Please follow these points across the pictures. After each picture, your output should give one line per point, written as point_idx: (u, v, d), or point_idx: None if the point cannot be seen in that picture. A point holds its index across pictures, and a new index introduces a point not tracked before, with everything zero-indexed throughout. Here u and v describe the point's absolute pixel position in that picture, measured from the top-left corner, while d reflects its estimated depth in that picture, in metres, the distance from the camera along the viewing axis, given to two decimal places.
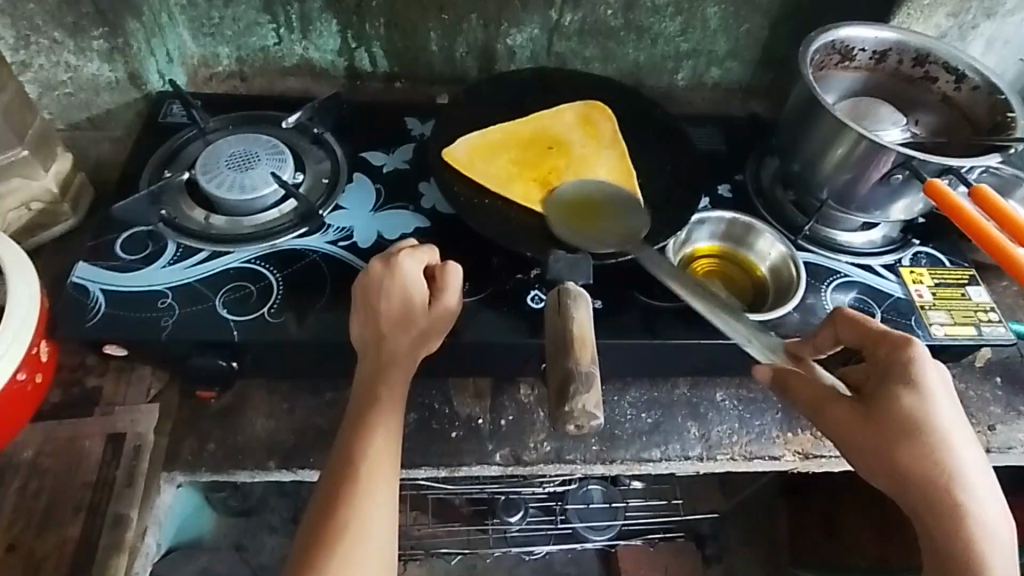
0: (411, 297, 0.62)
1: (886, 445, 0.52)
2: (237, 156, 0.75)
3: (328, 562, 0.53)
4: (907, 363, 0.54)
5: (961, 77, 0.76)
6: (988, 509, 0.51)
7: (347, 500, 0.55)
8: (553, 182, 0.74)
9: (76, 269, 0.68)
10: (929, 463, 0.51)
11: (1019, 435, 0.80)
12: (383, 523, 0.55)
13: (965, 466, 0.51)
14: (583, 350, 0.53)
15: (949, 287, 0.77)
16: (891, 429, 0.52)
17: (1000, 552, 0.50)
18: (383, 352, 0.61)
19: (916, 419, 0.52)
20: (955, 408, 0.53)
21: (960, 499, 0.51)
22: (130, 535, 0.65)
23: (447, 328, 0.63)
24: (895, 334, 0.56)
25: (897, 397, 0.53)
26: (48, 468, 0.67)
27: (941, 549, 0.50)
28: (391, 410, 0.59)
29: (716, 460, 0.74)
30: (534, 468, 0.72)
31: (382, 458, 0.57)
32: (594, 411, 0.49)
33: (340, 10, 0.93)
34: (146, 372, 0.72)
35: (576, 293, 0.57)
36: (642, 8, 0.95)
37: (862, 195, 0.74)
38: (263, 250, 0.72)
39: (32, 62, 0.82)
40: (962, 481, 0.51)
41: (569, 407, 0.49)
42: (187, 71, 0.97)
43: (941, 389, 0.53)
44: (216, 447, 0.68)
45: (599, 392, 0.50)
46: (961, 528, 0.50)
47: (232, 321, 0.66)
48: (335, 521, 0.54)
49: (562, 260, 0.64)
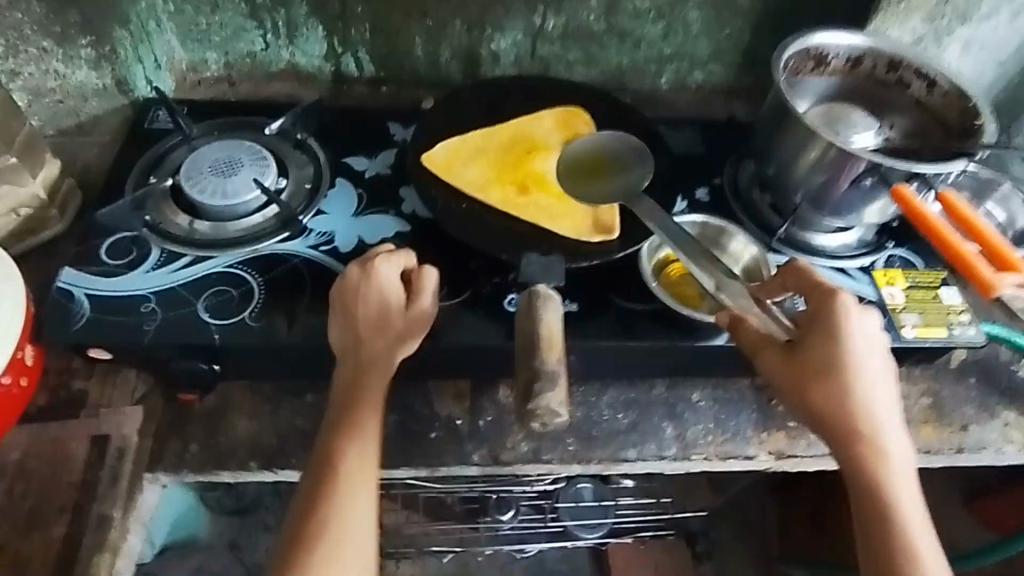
0: (388, 301, 0.64)
1: (810, 387, 0.57)
2: (220, 162, 0.76)
3: (310, 561, 0.54)
4: (836, 312, 0.58)
5: (933, 83, 0.78)
6: (901, 451, 0.57)
7: (328, 499, 0.57)
8: (529, 186, 0.75)
9: (62, 274, 0.70)
10: (843, 397, 0.57)
11: (991, 434, 0.81)
12: (363, 522, 0.57)
13: (877, 400, 0.57)
14: (550, 351, 0.55)
15: (922, 289, 0.78)
16: (815, 372, 0.57)
17: (912, 488, 0.56)
18: (361, 352, 0.62)
19: (836, 363, 0.57)
20: (878, 358, 0.58)
21: (879, 442, 0.56)
22: (113, 534, 0.66)
23: (424, 330, 0.64)
24: (827, 285, 0.60)
25: (823, 344, 0.58)
26: (34, 470, 0.68)
27: (861, 486, 0.56)
28: (370, 410, 0.60)
29: (691, 459, 0.75)
30: (513, 468, 0.73)
31: (362, 456, 0.59)
32: (558, 409, 0.52)
33: (325, 16, 0.94)
34: (131, 375, 0.73)
35: (546, 293, 0.59)
36: (623, 13, 0.96)
37: (835, 198, 0.75)
38: (245, 255, 0.73)
39: (21, 70, 0.83)
40: (871, 410, 0.57)
41: (534, 405, 0.52)
42: (174, 77, 0.97)
43: (869, 338, 0.58)
44: (199, 449, 0.69)
45: (564, 389, 0.52)
46: (876, 467, 0.56)
47: (214, 326, 0.67)
48: (317, 518, 0.56)
49: (534, 263, 0.68)
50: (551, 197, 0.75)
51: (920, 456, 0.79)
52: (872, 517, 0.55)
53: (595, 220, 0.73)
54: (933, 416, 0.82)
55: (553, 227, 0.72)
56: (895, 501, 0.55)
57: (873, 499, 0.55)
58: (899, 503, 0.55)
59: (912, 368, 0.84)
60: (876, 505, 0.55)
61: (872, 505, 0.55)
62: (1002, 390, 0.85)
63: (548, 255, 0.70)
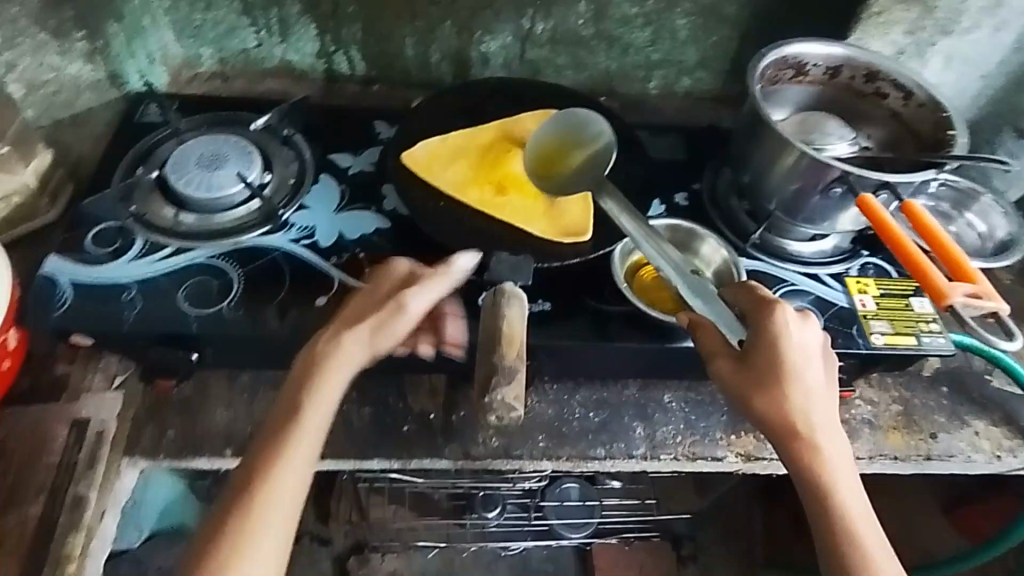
0: (370, 297, 0.67)
1: (759, 392, 0.58)
2: (205, 156, 0.78)
3: (224, 546, 0.55)
4: (776, 323, 0.60)
5: (909, 94, 0.78)
6: (839, 447, 0.59)
7: (254, 496, 0.57)
8: (507, 185, 0.77)
9: (47, 261, 0.71)
10: (787, 404, 0.58)
11: (961, 443, 0.82)
12: (281, 523, 0.57)
13: (817, 407, 0.59)
14: (509, 347, 0.58)
15: (893, 297, 0.79)
16: (763, 377, 0.58)
17: (854, 487, 0.58)
18: (319, 349, 0.63)
19: (782, 367, 0.58)
20: (816, 367, 0.60)
21: (820, 445, 0.58)
22: (88, 515, 0.68)
23: (398, 322, 0.64)
24: (768, 299, 0.62)
25: (768, 349, 0.59)
26: (13, 452, 0.70)
27: (808, 485, 0.58)
28: (314, 411, 0.60)
29: (660, 459, 0.77)
30: (483, 463, 0.75)
31: (299, 456, 0.59)
32: (512, 404, 0.57)
33: (317, 16, 0.96)
34: (112, 361, 0.75)
35: (512, 293, 0.60)
36: (611, 19, 0.97)
37: (808, 205, 0.76)
38: (226, 248, 0.75)
39: (19, 62, 0.81)
40: (812, 417, 0.59)
41: (490, 399, 0.56)
42: (169, 72, 0.99)
43: (808, 344, 0.60)
44: (176, 435, 0.72)
45: (518, 385, 0.56)
46: (820, 466, 0.58)
47: (192, 316, 0.69)
48: (238, 514, 0.56)
49: (505, 262, 0.67)
50: (527, 196, 0.77)
51: (887, 462, 0.80)
52: (822, 514, 0.57)
53: (568, 224, 0.75)
54: (903, 424, 0.82)
55: (528, 228, 0.74)
56: (840, 495, 0.57)
57: (819, 499, 0.57)
58: (845, 503, 0.57)
59: (883, 375, 0.86)
60: (823, 501, 0.57)
61: (819, 501, 0.58)
62: (974, 399, 0.85)
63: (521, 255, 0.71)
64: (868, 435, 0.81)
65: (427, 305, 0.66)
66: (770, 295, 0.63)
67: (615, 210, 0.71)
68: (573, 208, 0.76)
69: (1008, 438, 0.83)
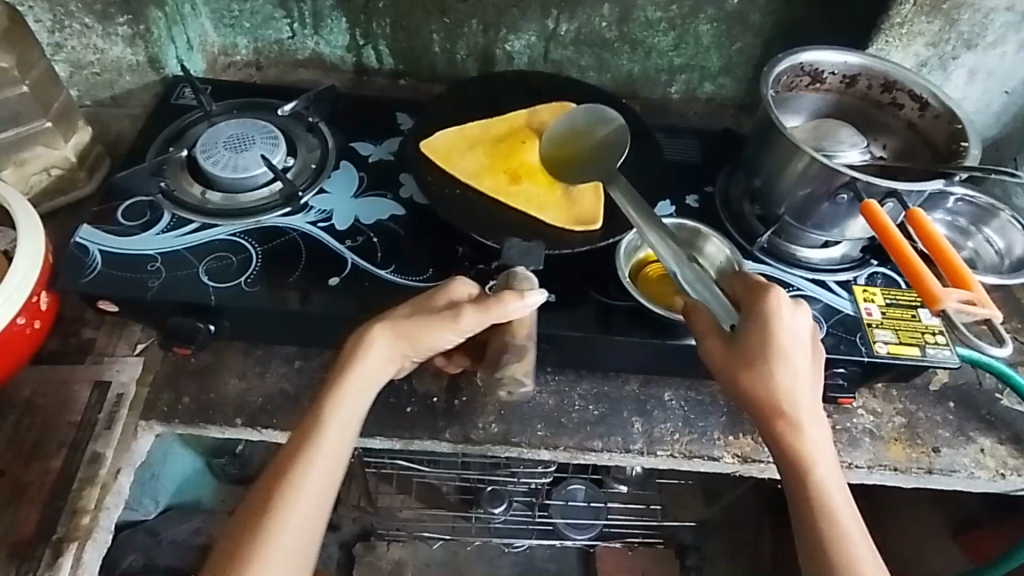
0: (427, 301, 0.65)
1: (745, 371, 0.60)
2: (233, 138, 0.82)
3: (263, 505, 0.58)
4: (767, 306, 0.61)
5: (925, 105, 0.79)
6: (821, 428, 0.61)
7: (295, 460, 0.59)
8: (522, 174, 0.79)
9: (81, 230, 0.75)
10: (773, 383, 0.59)
11: (964, 458, 0.81)
12: (311, 514, 0.59)
13: (802, 389, 0.60)
14: (518, 330, 0.67)
15: (900, 308, 0.79)
16: (751, 357, 0.60)
17: (832, 467, 0.60)
18: (352, 345, 0.64)
19: (770, 349, 0.59)
20: (805, 351, 0.61)
21: (801, 425, 0.60)
22: (104, 471, 0.72)
23: (440, 324, 0.63)
24: (765, 283, 0.63)
25: (754, 329, 0.60)
26: (41, 407, 0.75)
27: (787, 460, 0.60)
28: (343, 409, 0.62)
29: (656, 455, 0.78)
30: (482, 447, 0.77)
31: (336, 443, 0.61)
32: (518, 376, 0.68)
33: (348, 10, 0.99)
34: (136, 329, 0.79)
35: (523, 276, 0.68)
36: (635, 21, 0.98)
37: (817, 212, 0.77)
38: (248, 226, 0.78)
39: (65, 45, 0.90)
40: (797, 398, 0.60)
41: (497, 371, 0.67)
42: (206, 58, 1.03)
43: (799, 329, 0.61)
44: (190, 402, 0.75)
45: (524, 361, 0.67)
46: (800, 443, 0.60)
47: (213, 288, 0.72)
48: (271, 505, 0.58)
49: (513, 249, 0.71)
50: (542, 185, 0.79)
51: (886, 473, 0.79)
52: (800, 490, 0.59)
53: (581, 212, 0.77)
54: (905, 436, 0.82)
55: (540, 215, 0.76)
56: (819, 474, 0.59)
57: (797, 476, 0.59)
58: (821, 481, 0.59)
59: (888, 387, 0.85)
60: (802, 478, 0.59)
61: (797, 476, 0.59)
62: (981, 416, 0.85)
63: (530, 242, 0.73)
64: (869, 445, 0.81)
65: (475, 325, 0.63)
66: (768, 282, 0.63)
67: (624, 200, 0.73)
68: (585, 197, 0.78)
69: (1014, 457, 0.82)
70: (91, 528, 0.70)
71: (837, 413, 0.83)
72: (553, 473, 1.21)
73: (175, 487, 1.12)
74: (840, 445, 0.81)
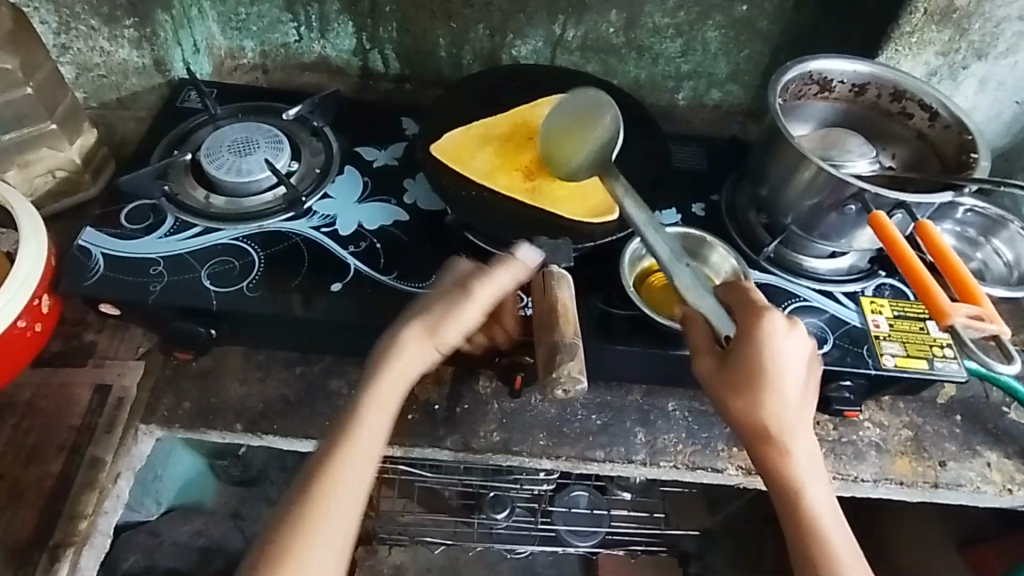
0: (441, 290, 0.65)
1: (739, 393, 0.59)
2: (238, 142, 0.82)
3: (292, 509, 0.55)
4: (756, 330, 0.58)
5: (935, 115, 0.78)
6: (810, 447, 0.60)
7: (328, 465, 0.57)
8: (534, 173, 0.79)
9: (84, 233, 0.75)
10: (761, 407, 0.59)
11: (971, 473, 0.80)
12: (343, 513, 0.55)
13: (792, 413, 0.59)
14: (566, 326, 0.62)
15: (907, 320, 0.78)
16: (744, 380, 0.58)
17: (821, 490, 0.60)
18: (385, 347, 0.61)
19: (764, 371, 0.58)
20: (795, 373, 0.60)
21: (790, 449, 0.59)
22: (103, 475, 0.72)
23: (452, 301, 0.62)
24: (758, 303, 0.60)
25: (747, 350, 0.58)
26: (42, 409, 0.75)
27: (775, 482, 0.60)
28: (376, 405, 0.59)
29: (659, 466, 0.77)
30: (482, 455, 0.76)
31: (368, 447, 0.58)
32: (578, 377, 0.58)
33: (355, 14, 0.98)
34: (138, 333, 0.79)
35: (559, 276, 0.66)
36: (643, 27, 0.97)
37: (825, 222, 0.76)
38: (250, 231, 0.78)
39: (71, 47, 0.90)
40: (785, 421, 0.59)
41: (556, 373, 0.58)
42: (212, 61, 1.03)
43: (792, 353, 0.59)
44: (190, 406, 0.75)
45: (582, 358, 0.59)
46: (788, 466, 0.59)
47: (214, 293, 0.72)
48: (307, 499, 0.55)
49: (545, 245, 0.70)
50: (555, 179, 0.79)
51: (892, 487, 0.78)
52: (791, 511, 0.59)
53: (594, 205, 0.77)
54: (911, 450, 0.81)
55: (557, 210, 0.76)
56: (809, 496, 0.59)
57: (787, 500, 0.59)
58: (810, 504, 0.59)
59: (895, 400, 0.84)
60: (792, 498, 0.59)
61: (786, 498, 0.59)
62: (989, 431, 0.83)
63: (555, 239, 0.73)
64: (874, 458, 0.80)
65: (493, 291, 0.63)
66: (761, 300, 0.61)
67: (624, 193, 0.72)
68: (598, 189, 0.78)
69: (1021, 473, 0.81)
70: (89, 533, 0.70)
71: (843, 425, 0.82)
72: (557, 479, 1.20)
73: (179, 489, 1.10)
74: (845, 458, 0.80)
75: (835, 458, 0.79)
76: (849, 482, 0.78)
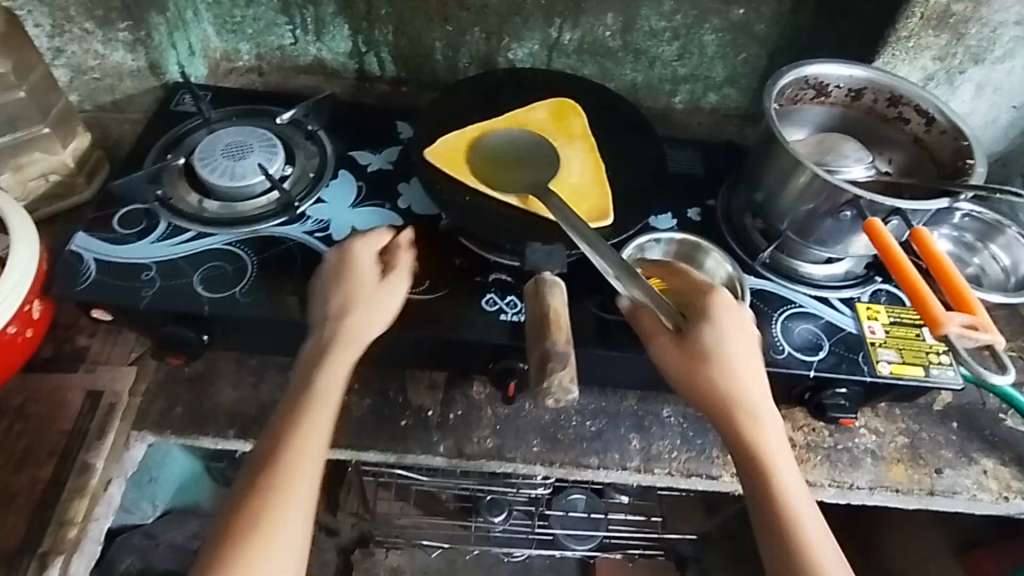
0: (357, 286, 0.67)
1: (698, 368, 0.62)
2: (231, 146, 0.81)
3: (242, 517, 0.55)
4: (709, 302, 0.65)
5: (931, 120, 0.78)
6: (774, 428, 0.61)
7: (273, 471, 0.57)
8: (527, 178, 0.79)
9: (76, 237, 0.75)
10: (720, 374, 0.61)
11: (967, 480, 0.80)
12: (295, 517, 0.56)
13: (748, 383, 0.62)
14: (559, 333, 0.61)
15: (903, 326, 0.78)
16: (702, 356, 0.62)
17: (785, 460, 0.60)
18: (318, 353, 0.63)
19: (719, 347, 0.62)
20: (748, 348, 0.64)
21: (751, 415, 0.61)
22: (94, 481, 0.72)
23: (376, 296, 0.67)
24: (708, 285, 0.67)
25: (701, 326, 0.63)
26: (32, 414, 0.74)
27: (741, 451, 0.60)
28: (318, 410, 0.60)
29: (653, 473, 0.76)
30: (475, 461, 0.76)
31: (310, 450, 0.59)
32: (569, 386, 0.58)
33: (351, 17, 0.98)
34: (131, 337, 0.79)
35: (552, 282, 0.66)
36: (639, 31, 0.96)
37: (820, 228, 0.75)
38: (244, 235, 0.77)
39: (65, 49, 0.90)
40: (744, 390, 0.62)
41: (547, 383, 0.58)
42: (208, 63, 1.03)
43: (742, 328, 0.64)
44: (183, 412, 0.74)
45: (574, 367, 0.58)
46: (752, 434, 0.60)
47: (206, 298, 0.72)
48: (253, 508, 0.55)
49: (539, 251, 0.71)
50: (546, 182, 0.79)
51: (887, 495, 0.78)
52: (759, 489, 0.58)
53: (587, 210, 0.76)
54: (907, 457, 0.81)
55: (550, 215, 0.76)
56: (774, 463, 0.59)
57: (751, 468, 0.59)
58: (776, 471, 0.58)
59: (891, 407, 0.84)
60: (755, 466, 0.59)
61: (753, 465, 0.59)
62: (985, 437, 0.83)
63: (549, 245, 0.72)
64: (869, 466, 0.80)
65: (405, 280, 0.69)
66: (710, 283, 0.68)
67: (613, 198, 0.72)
68: (592, 195, 0.78)
69: (1017, 480, 0.80)
70: (80, 539, 0.69)
71: (838, 432, 0.81)
72: (554, 483, 1.19)
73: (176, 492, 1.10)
74: (841, 465, 0.79)
75: (830, 465, 0.79)
76: (844, 489, 0.78)
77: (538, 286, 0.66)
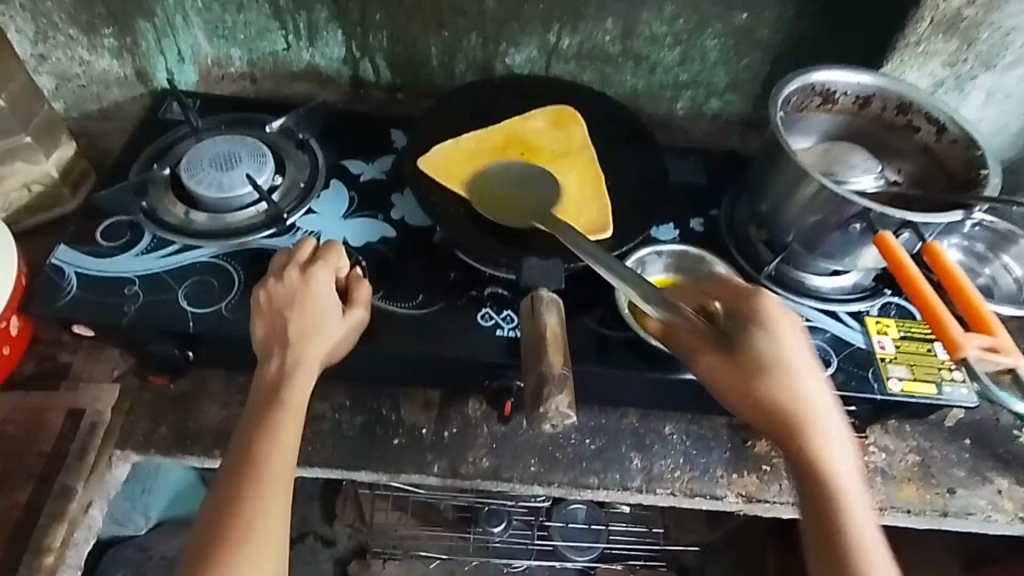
0: (317, 313, 0.64)
1: (753, 382, 0.58)
2: (219, 156, 0.79)
3: (214, 551, 0.53)
4: (759, 309, 0.61)
5: (942, 129, 0.75)
6: (842, 439, 0.58)
7: (243, 503, 0.55)
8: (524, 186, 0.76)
9: (57, 250, 0.73)
10: (780, 389, 0.58)
11: (981, 500, 0.77)
12: (269, 547, 0.55)
13: (812, 398, 0.58)
14: (555, 355, 0.59)
15: (914, 341, 0.75)
16: (757, 367, 0.59)
17: (854, 482, 0.56)
18: (275, 380, 0.62)
19: (776, 357, 0.59)
20: (809, 360, 0.60)
21: (815, 435, 0.57)
22: (73, 504, 0.70)
23: (340, 329, 0.65)
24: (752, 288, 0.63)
25: (754, 334, 0.60)
26: (11, 435, 0.73)
27: (806, 473, 0.56)
28: (284, 438, 0.59)
29: (655, 493, 0.74)
30: (470, 482, 0.73)
31: (277, 477, 0.57)
32: (566, 412, 0.55)
33: (344, 22, 0.95)
34: (114, 354, 0.77)
35: (549, 300, 0.64)
36: (639, 36, 0.94)
37: (828, 240, 0.73)
38: (232, 249, 0.75)
39: (50, 56, 0.88)
40: (808, 406, 0.58)
41: (543, 408, 0.55)
42: (198, 70, 1.00)
43: (799, 338, 0.60)
44: (167, 431, 0.72)
45: (570, 392, 0.56)
46: (817, 453, 0.56)
47: (192, 314, 0.69)
48: (223, 539, 0.54)
49: (535, 267, 0.68)
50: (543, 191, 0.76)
51: (898, 516, 0.75)
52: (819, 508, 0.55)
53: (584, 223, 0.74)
54: (918, 476, 0.78)
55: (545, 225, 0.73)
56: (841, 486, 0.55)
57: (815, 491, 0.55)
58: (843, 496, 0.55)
59: (901, 423, 0.81)
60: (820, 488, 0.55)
61: (817, 490, 0.55)
62: (998, 455, 0.80)
63: (547, 260, 0.70)
64: (879, 485, 0.77)
65: (363, 307, 0.68)
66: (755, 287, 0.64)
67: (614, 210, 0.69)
68: (590, 207, 0.75)
69: None
70: (57, 566, 0.68)
71: None
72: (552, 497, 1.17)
73: (172, 505, 1.07)
74: None
75: None
76: None
77: (534, 305, 0.64)
